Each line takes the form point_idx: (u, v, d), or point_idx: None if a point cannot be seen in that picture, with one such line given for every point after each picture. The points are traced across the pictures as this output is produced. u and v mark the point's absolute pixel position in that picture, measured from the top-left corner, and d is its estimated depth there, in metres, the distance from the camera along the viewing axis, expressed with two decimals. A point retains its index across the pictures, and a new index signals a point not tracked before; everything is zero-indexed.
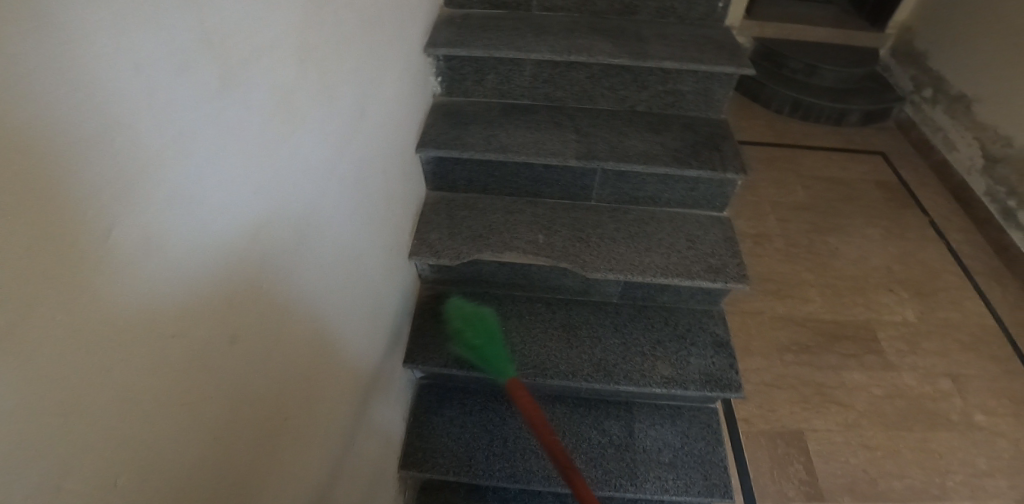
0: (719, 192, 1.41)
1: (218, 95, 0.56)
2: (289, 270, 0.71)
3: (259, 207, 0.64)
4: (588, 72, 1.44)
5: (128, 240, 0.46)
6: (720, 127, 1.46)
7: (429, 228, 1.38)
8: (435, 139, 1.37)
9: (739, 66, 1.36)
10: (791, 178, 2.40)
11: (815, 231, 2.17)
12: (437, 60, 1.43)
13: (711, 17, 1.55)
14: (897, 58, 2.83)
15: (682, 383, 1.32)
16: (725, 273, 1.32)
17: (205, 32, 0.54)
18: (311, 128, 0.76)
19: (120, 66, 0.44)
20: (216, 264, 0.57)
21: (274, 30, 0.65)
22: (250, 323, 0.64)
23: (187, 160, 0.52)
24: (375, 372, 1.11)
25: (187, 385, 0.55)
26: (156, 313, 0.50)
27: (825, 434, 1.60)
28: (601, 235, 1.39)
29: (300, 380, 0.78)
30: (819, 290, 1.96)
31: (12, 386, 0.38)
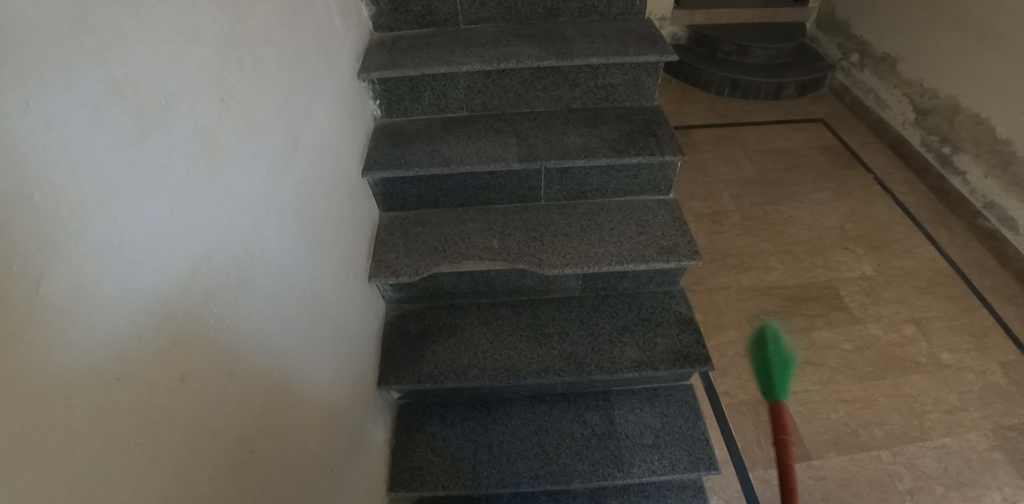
0: (662, 175, 1.46)
1: (137, 142, 0.57)
2: (235, 305, 0.72)
3: (196, 247, 0.65)
4: (520, 77, 1.48)
5: (57, 290, 0.47)
6: (654, 114, 1.52)
7: (386, 249, 1.39)
8: (380, 161, 1.39)
9: (661, 54, 1.42)
10: (738, 154, 2.49)
11: (767, 202, 2.25)
12: (372, 84, 1.46)
13: (631, 11, 1.62)
14: (821, 29, 2.96)
15: (652, 364, 1.35)
16: (677, 252, 1.36)
17: (115, 83, 0.55)
18: (242, 164, 0.77)
19: (29, 124, 0.45)
20: (155, 306, 0.58)
21: (190, 73, 0.67)
22: (199, 361, 0.64)
23: (114, 208, 0.53)
24: (346, 398, 1.12)
25: (138, 427, 0.55)
26: (96, 358, 0.50)
27: (803, 394, 1.65)
28: (554, 232, 1.42)
29: (262, 413, 0.78)
30: (778, 258, 2.03)
31: None
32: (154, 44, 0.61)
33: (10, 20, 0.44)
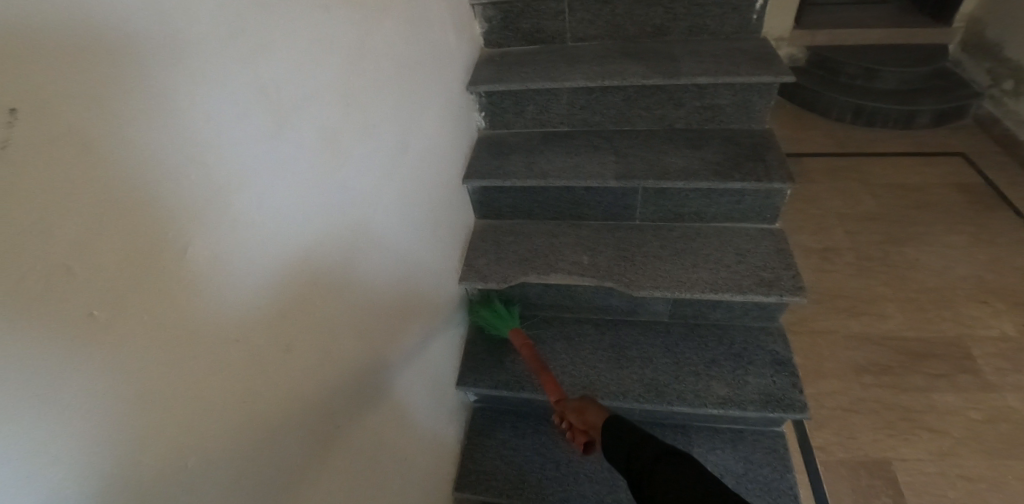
0: (768, 203, 1.38)
1: (273, 135, 0.64)
2: (339, 289, 0.78)
3: (311, 233, 0.71)
4: (623, 94, 1.47)
5: (199, 257, 0.53)
6: (764, 138, 1.44)
7: (477, 255, 1.44)
8: (480, 170, 1.44)
9: (776, 75, 1.34)
10: (858, 187, 2.28)
11: (889, 243, 2.04)
12: (479, 96, 1.52)
13: (746, 29, 1.55)
14: (969, 53, 2.65)
15: (740, 403, 1.27)
16: (778, 286, 1.28)
17: (261, 84, 0.62)
18: (357, 162, 0.83)
19: (192, 112, 0.53)
20: (273, 280, 0.64)
21: (320, 79, 0.73)
22: (302, 337, 0.70)
23: (248, 192, 0.60)
24: (427, 393, 1.16)
25: (247, 387, 0.61)
26: (222, 318, 0.57)
27: (915, 463, 1.47)
28: (645, 253, 1.39)
29: (352, 395, 0.83)
30: (897, 305, 1.83)
31: (105, 371, 0.45)
32: (295, 50, 0.68)
33: (185, 27, 0.52)
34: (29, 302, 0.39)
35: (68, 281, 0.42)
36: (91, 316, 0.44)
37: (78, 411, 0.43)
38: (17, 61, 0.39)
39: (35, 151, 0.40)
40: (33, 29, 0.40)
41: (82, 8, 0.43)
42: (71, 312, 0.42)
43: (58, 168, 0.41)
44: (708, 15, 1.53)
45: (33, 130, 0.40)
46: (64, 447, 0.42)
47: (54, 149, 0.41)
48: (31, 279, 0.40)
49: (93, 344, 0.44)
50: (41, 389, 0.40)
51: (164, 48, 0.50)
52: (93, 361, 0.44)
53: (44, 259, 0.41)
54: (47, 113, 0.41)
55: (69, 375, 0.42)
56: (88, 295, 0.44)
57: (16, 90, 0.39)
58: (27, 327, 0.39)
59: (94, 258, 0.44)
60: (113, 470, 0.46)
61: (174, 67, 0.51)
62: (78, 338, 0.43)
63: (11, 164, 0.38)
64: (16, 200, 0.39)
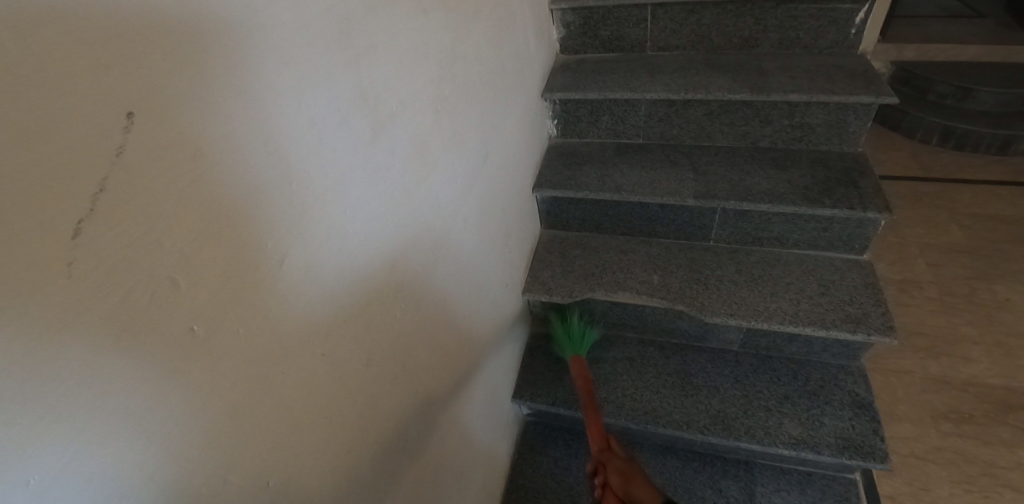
0: (858, 232, 1.28)
1: (369, 144, 0.62)
2: (418, 302, 0.76)
3: (396, 244, 0.69)
4: (706, 109, 1.40)
5: (293, 269, 0.52)
6: (857, 162, 1.34)
7: (542, 266, 1.40)
8: (551, 180, 1.40)
9: (877, 95, 1.24)
10: (944, 216, 2.11)
11: (977, 279, 1.87)
12: (553, 104, 1.48)
13: (842, 44, 1.45)
14: None
15: (814, 446, 1.19)
16: (866, 324, 1.18)
17: (362, 90, 0.60)
18: (443, 171, 0.81)
19: (294, 119, 0.51)
20: (358, 292, 0.62)
21: (416, 85, 0.71)
22: (383, 348, 0.68)
23: (342, 201, 0.58)
24: (488, 405, 1.14)
25: (328, 402, 0.59)
26: (309, 330, 0.55)
27: None
28: (720, 277, 1.32)
29: (422, 411, 0.81)
30: (983, 349, 1.67)
31: (200, 388, 0.43)
32: (395, 56, 0.66)
33: (295, 29, 0.50)
34: (133, 320, 0.38)
35: (172, 295, 0.40)
36: (192, 332, 0.42)
37: (173, 429, 0.41)
38: (137, 64, 0.37)
39: (152, 157, 0.38)
40: (153, 28, 0.37)
41: (202, 8, 0.40)
42: (173, 329, 0.41)
43: (172, 173, 0.39)
44: (802, 29, 1.44)
45: (149, 135, 0.38)
46: (156, 466, 0.40)
47: (170, 155, 0.39)
48: (138, 293, 0.38)
49: (191, 362, 0.42)
50: (141, 408, 0.39)
51: (275, 51, 0.48)
52: (192, 378, 0.42)
53: (152, 273, 0.39)
54: (166, 116, 0.39)
55: (167, 395, 0.40)
56: (190, 312, 0.42)
57: (137, 93, 0.37)
58: (128, 343, 0.37)
59: (198, 271, 0.42)
60: (201, 489, 0.45)
61: (282, 71, 0.49)
62: (175, 356, 0.41)
63: (127, 172, 0.36)
64: (132, 210, 0.37)
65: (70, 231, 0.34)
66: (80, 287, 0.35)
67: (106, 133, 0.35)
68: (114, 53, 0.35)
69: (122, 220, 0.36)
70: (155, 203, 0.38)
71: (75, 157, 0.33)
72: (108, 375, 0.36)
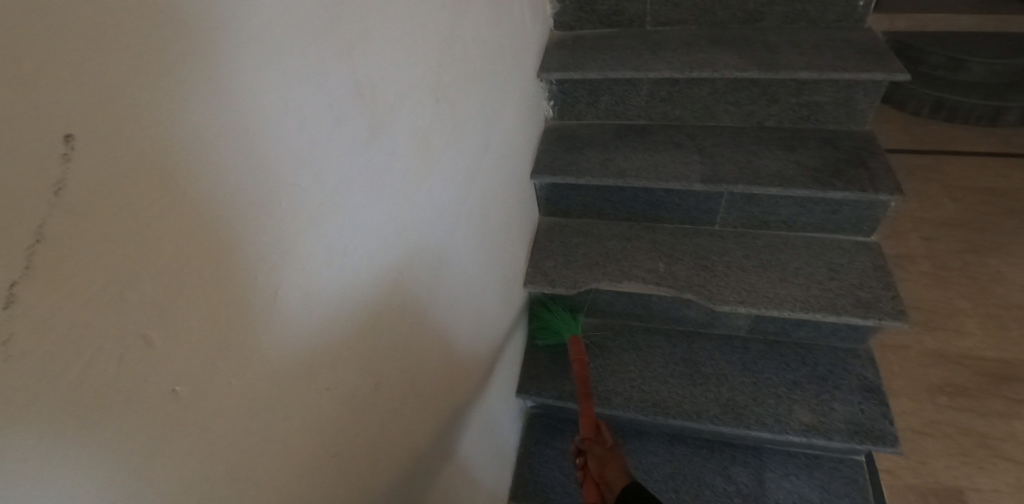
0: (867, 214, 1.25)
1: (367, 145, 0.56)
2: (422, 314, 0.70)
3: (401, 252, 0.63)
4: (711, 87, 1.34)
5: (290, 299, 0.47)
6: (865, 141, 1.30)
7: (543, 256, 1.35)
8: (549, 165, 1.34)
9: (890, 71, 1.19)
10: (937, 189, 2.08)
11: (970, 252, 1.85)
12: (550, 84, 1.41)
13: (850, 19, 1.40)
14: None
15: (825, 432, 1.17)
16: (877, 308, 1.16)
17: (357, 85, 0.53)
18: (444, 167, 0.74)
19: (281, 127, 0.44)
20: (363, 313, 0.57)
21: (415, 74, 0.64)
22: (391, 369, 0.64)
23: (342, 215, 0.52)
24: (493, 403, 1.10)
25: (336, 437, 0.55)
26: (312, 365, 0.50)
27: (992, 495, 1.31)
28: (727, 263, 1.28)
29: (431, 425, 0.77)
30: (978, 321, 1.65)
31: (188, 451, 0.39)
32: (391, 43, 0.59)
33: (276, 18, 0.43)
34: (101, 392, 0.33)
35: (148, 355, 0.35)
36: (175, 393, 0.37)
37: (159, 502, 0.37)
38: (77, 73, 0.30)
39: (106, 190, 0.32)
40: (93, 26, 0.30)
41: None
42: (152, 393, 0.36)
43: (135, 208, 0.33)
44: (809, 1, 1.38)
45: (99, 162, 0.31)
46: None
47: (130, 185, 0.33)
48: (105, 360, 0.33)
49: (175, 428, 0.38)
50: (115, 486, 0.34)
51: (253, 48, 0.41)
52: (177, 444, 0.38)
53: (120, 333, 0.33)
54: (120, 135, 0.32)
55: (148, 469, 0.36)
56: (169, 371, 0.37)
57: (83, 112, 0.30)
58: (94, 417, 0.32)
59: (175, 322, 0.37)
60: None
61: (263, 72, 0.42)
62: (156, 423, 0.36)
63: (73, 212, 0.30)
64: (88, 259, 0.31)
65: (2, 300, 0.27)
66: (28, 366, 0.29)
67: (43, 163, 0.28)
68: (43, 62, 0.28)
69: (75, 278, 0.31)
70: (115, 248, 0.33)
71: (7, 201, 0.27)
72: (72, 458, 0.31)
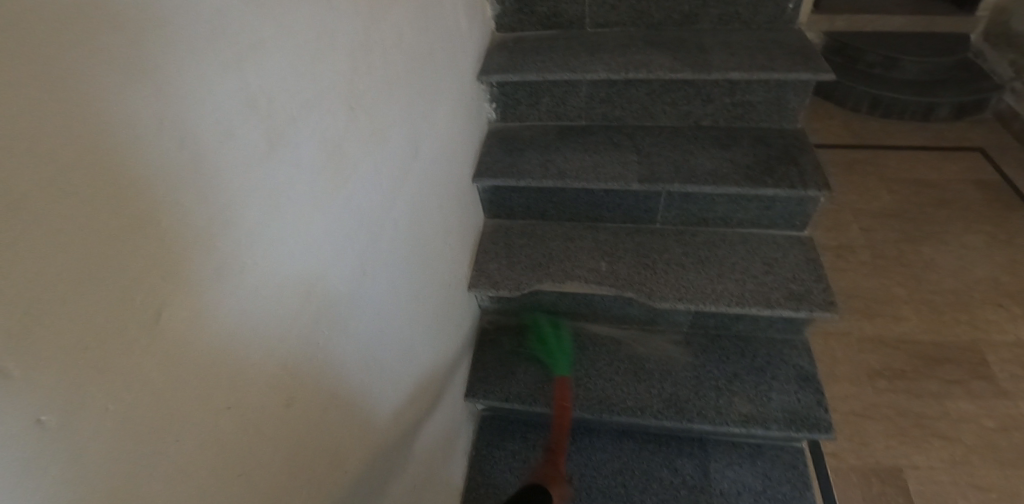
0: (798, 210, 1.29)
1: (266, 157, 0.54)
2: (340, 330, 0.69)
3: (310, 267, 0.62)
4: (647, 88, 1.36)
5: (177, 318, 0.45)
6: (796, 139, 1.35)
7: (487, 258, 1.35)
8: (491, 168, 1.34)
9: (815, 71, 1.24)
10: (874, 182, 2.17)
11: (906, 241, 1.93)
12: (490, 86, 1.41)
13: (780, 19, 1.44)
14: (992, 42, 2.51)
15: (763, 422, 1.20)
16: (808, 301, 1.19)
17: (249, 97, 0.52)
18: (363, 177, 0.73)
19: (162, 144, 0.43)
20: (267, 330, 0.56)
21: (322, 84, 0.63)
22: (304, 384, 0.62)
23: (239, 229, 0.51)
24: (436, 410, 1.09)
25: (239, 456, 0.53)
26: (207, 385, 0.49)
27: (928, 471, 1.36)
28: (667, 260, 1.30)
29: (358, 439, 0.76)
30: (913, 307, 1.72)
31: (61, 483, 0.37)
32: (290, 54, 0.58)
33: (147, 32, 0.41)
34: None
35: (5, 386, 0.33)
36: (40, 422, 0.35)
37: None
38: None
39: None
40: None
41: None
42: (12, 425, 0.34)
43: None
44: (739, 4, 1.42)
45: None
46: None
47: None
48: None
49: (41, 459, 0.36)
50: None
51: (119, 63, 0.39)
52: (46, 477, 0.36)
53: None
54: None
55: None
56: (35, 399, 0.35)
57: None
58: None
59: (38, 349, 0.35)
60: None
61: (135, 87, 0.40)
62: (20, 455, 0.34)
63: None
64: None
65: None
66: None
67: None
68: None
69: None
70: None
71: None
72: None
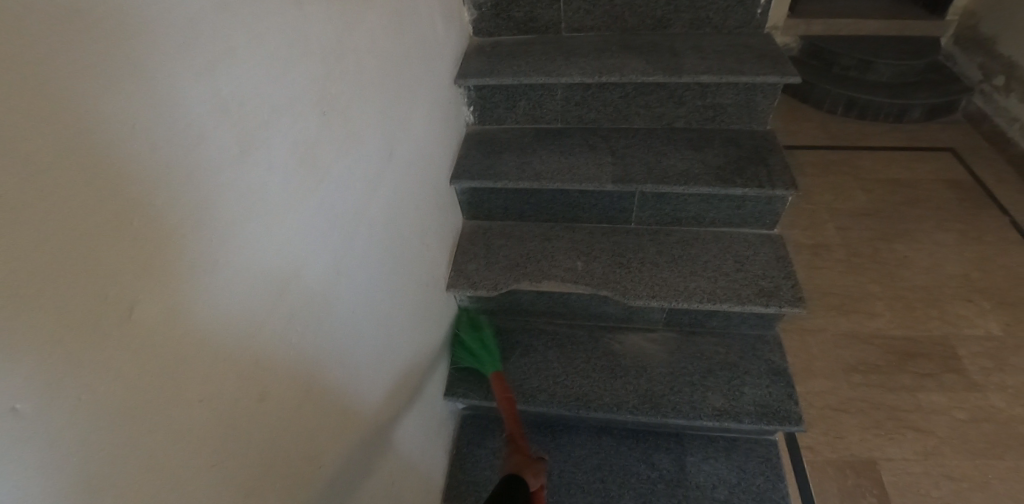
0: (768, 209, 1.33)
1: (238, 159, 0.56)
2: (315, 328, 0.71)
3: (284, 267, 0.64)
4: (622, 91, 1.40)
5: (150, 313, 0.47)
6: (766, 140, 1.39)
7: (466, 259, 1.37)
8: (469, 170, 1.36)
9: (783, 75, 1.28)
10: (849, 182, 2.22)
11: (879, 239, 1.98)
12: (468, 90, 1.43)
13: (751, 24, 1.48)
14: (961, 46, 2.59)
15: (736, 415, 1.24)
16: (778, 297, 1.23)
17: (221, 103, 0.54)
18: (336, 179, 0.75)
19: (135, 146, 0.45)
20: (240, 327, 0.57)
21: (293, 89, 0.65)
22: (278, 380, 0.64)
23: (211, 228, 0.53)
24: (414, 408, 1.10)
25: (213, 449, 0.55)
26: (181, 378, 0.50)
27: (901, 462, 1.41)
28: (641, 259, 1.33)
29: (333, 436, 0.78)
30: (886, 303, 1.77)
31: (36, 470, 0.39)
32: (261, 60, 0.60)
33: (118, 41, 0.43)
34: None
35: None
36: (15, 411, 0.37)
37: None
38: None
39: None
40: None
41: None
42: None
43: None
44: (711, 9, 1.46)
45: None
46: None
47: None
48: None
49: (16, 446, 0.37)
50: None
51: (92, 71, 0.41)
52: (21, 463, 0.38)
53: None
54: None
55: None
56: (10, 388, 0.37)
57: None
58: None
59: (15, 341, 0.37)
60: None
61: (108, 92, 0.42)
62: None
63: None
64: None
65: None
66: None
67: None
68: None
69: None
70: None
71: None
72: None
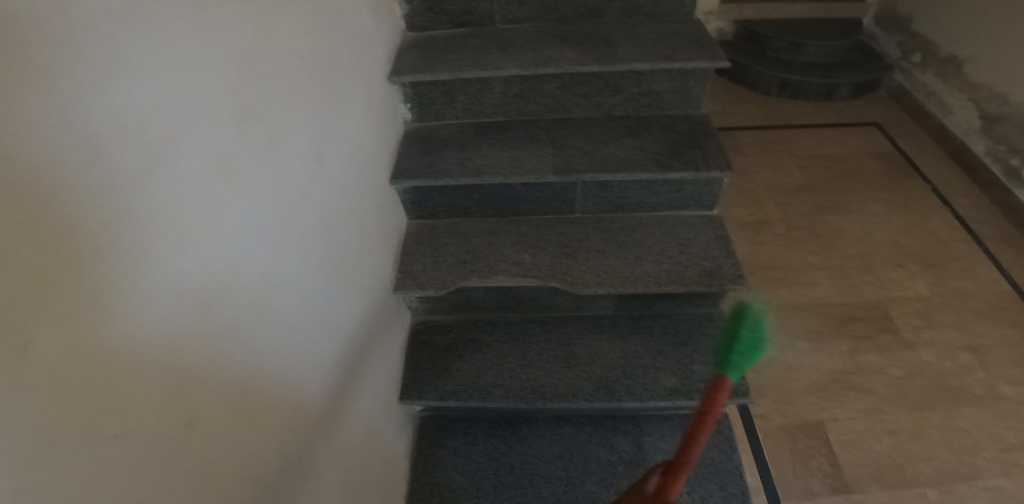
0: (707, 191, 1.37)
1: (142, 175, 0.53)
2: (246, 345, 0.68)
3: (206, 285, 0.61)
4: (559, 82, 1.40)
5: (50, 349, 0.43)
6: (701, 124, 1.42)
7: (412, 260, 1.35)
8: (410, 169, 1.34)
9: (713, 59, 1.31)
10: (785, 159, 2.31)
11: (815, 213, 2.07)
12: (404, 87, 1.40)
13: (682, 11, 1.51)
14: (880, 25, 2.73)
15: (688, 393, 1.27)
16: (720, 276, 1.27)
17: (118, 117, 0.50)
18: (260, 188, 0.72)
19: (17, 170, 0.41)
20: (159, 353, 0.54)
21: (203, 95, 0.62)
22: (207, 404, 0.61)
23: (115, 251, 0.49)
24: (366, 416, 1.08)
25: (138, 484, 0.52)
26: (93, 415, 0.47)
27: (845, 422, 1.48)
28: (588, 248, 1.35)
29: (275, 454, 0.75)
30: (824, 273, 1.86)
31: None
32: (163, 68, 0.56)
33: None
34: None
35: None
36: None
37: None
38: None
39: None
40: None
41: None
42: None
43: None
44: None
45: None
46: None
47: None
48: None
49: None
50: None
51: None
52: None
53: None
54: None
55: None
56: None
57: None
58: None
59: None
60: None
61: None
62: None
63: None
64: None
65: None
66: None
67: None
68: None
69: None
70: None
71: None
72: None
